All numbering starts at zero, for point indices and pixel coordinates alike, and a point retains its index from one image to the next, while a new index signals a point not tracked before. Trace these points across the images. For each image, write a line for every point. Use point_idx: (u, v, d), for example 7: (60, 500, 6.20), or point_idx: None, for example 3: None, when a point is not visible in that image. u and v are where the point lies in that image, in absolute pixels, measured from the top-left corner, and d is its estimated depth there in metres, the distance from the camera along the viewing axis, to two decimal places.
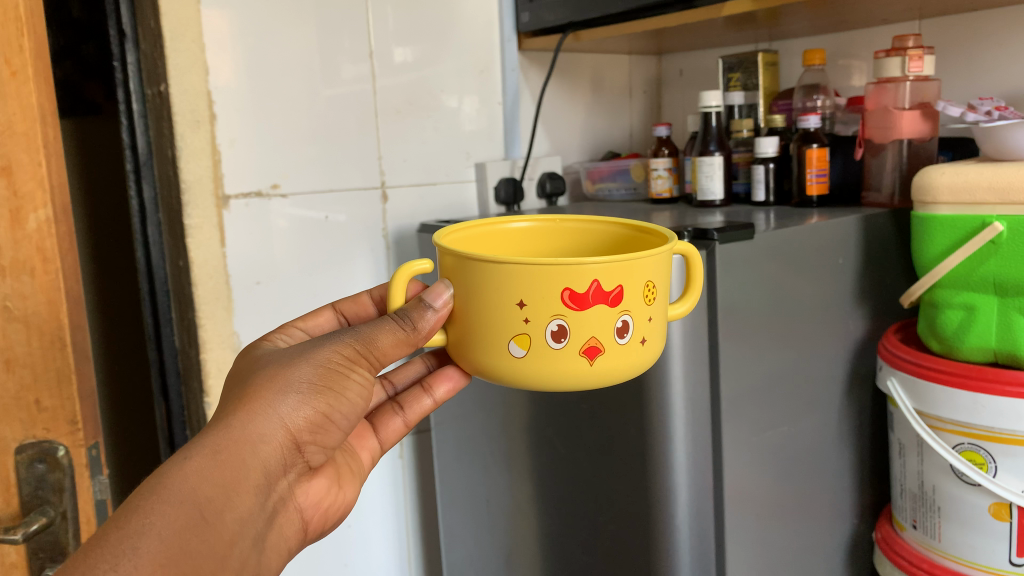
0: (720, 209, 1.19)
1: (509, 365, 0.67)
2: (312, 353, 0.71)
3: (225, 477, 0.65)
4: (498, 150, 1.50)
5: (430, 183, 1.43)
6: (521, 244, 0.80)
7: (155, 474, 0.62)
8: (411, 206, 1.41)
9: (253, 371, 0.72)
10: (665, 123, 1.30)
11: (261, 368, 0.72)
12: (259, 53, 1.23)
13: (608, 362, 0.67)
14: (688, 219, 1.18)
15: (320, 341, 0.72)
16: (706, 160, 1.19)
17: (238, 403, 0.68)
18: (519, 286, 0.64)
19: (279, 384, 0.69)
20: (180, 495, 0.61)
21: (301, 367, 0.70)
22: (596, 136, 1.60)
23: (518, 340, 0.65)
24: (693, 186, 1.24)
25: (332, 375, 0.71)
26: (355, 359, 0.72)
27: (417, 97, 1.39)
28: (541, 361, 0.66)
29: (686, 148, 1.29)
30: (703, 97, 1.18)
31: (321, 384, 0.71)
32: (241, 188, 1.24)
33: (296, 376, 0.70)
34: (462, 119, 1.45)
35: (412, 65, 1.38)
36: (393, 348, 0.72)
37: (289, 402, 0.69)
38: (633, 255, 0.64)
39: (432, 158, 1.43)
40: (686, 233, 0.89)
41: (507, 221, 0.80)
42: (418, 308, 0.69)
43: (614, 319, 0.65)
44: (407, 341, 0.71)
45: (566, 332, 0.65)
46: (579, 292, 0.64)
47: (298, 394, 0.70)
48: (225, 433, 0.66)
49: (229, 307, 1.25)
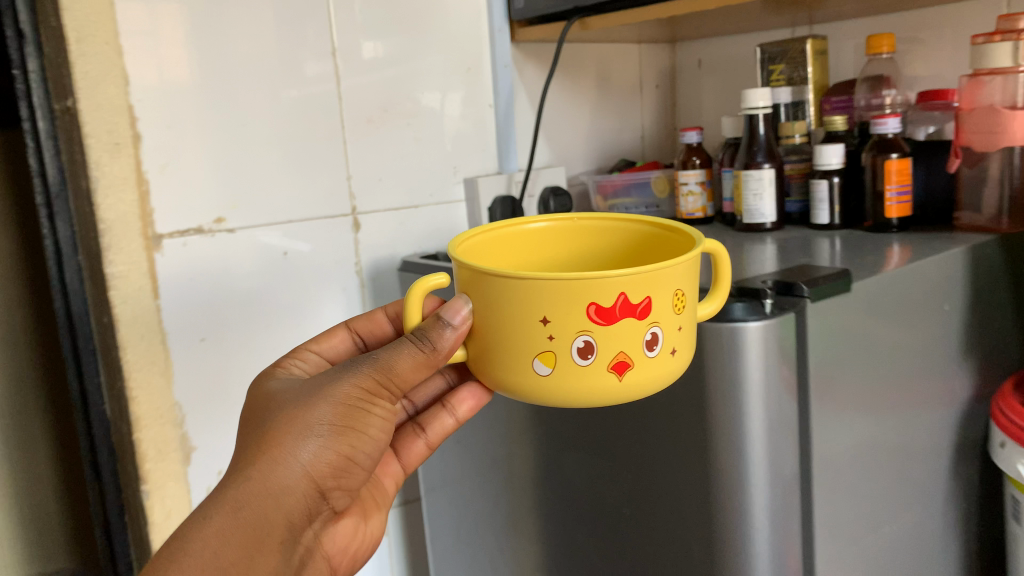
0: (774, 237, 0.96)
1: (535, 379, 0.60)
2: (330, 387, 0.66)
3: (245, 538, 0.61)
4: (490, 162, 1.26)
5: (412, 206, 1.19)
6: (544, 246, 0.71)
7: (175, 537, 0.59)
8: (389, 234, 1.17)
9: (270, 408, 0.67)
10: (696, 129, 1.08)
11: (281, 405, 0.67)
12: (193, 55, 0.98)
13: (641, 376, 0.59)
14: (735, 249, 0.95)
15: (337, 374, 0.67)
16: (755, 175, 0.97)
17: (256, 451, 0.64)
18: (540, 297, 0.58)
19: (296, 427, 0.64)
20: (201, 565, 0.58)
21: (321, 407, 0.65)
22: (604, 140, 1.35)
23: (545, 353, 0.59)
24: (736, 205, 1.01)
25: (351, 411, 0.66)
26: (375, 391, 0.67)
27: (389, 102, 1.15)
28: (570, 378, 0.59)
29: (723, 157, 1.07)
30: (748, 96, 0.96)
31: (342, 423, 0.65)
32: (176, 224, 0.99)
33: (314, 416, 0.65)
34: (446, 127, 1.21)
35: (383, 63, 1.14)
36: (411, 372, 0.65)
37: (310, 447, 0.64)
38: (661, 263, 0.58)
39: (413, 178, 1.19)
40: (767, 289, 0.67)
41: (527, 222, 0.71)
42: (435, 325, 0.63)
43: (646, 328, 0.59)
44: (426, 364, 0.65)
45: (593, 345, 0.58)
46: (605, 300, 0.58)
47: (318, 434, 0.65)
48: (244, 486, 0.62)
49: (167, 373, 1.01)
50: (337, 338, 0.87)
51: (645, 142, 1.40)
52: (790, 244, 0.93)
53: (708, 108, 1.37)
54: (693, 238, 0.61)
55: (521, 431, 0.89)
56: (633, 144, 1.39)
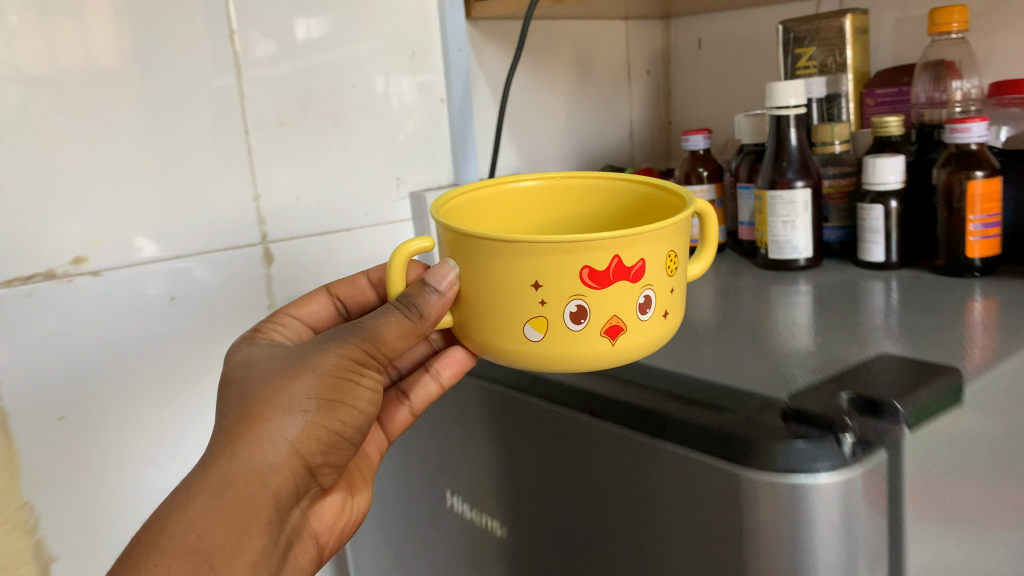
0: (806, 288, 0.72)
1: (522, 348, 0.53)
2: (314, 356, 0.55)
3: (235, 521, 0.49)
4: (441, 169, 1.01)
5: (343, 230, 0.94)
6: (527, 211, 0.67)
7: (152, 519, 0.48)
8: (312, 266, 0.92)
9: (248, 379, 0.56)
10: (704, 131, 0.82)
11: (260, 376, 0.56)
12: (22, 33, 0.70)
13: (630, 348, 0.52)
14: (752, 303, 0.71)
15: (320, 342, 0.56)
16: (786, 197, 0.73)
17: (234, 426, 0.52)
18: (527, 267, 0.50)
19: (282, 397, 0.53)
20: (184, 549, 0.47)
21: (307, 377, 0.54)
22: (585, 139, 1.10)
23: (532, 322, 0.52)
24: (757, 233, 0.78)
25: (339, 383, 0.55)
26: (364, 361, 0.56)
27: (308, 98, 0.89)
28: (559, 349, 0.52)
29: (738, 167, 0.83)
30: (776, 90, 0.72)
31: (330, 397, 0.55)
32: (15, 268, 0.72)
33: (300, 387, 0.54)
34: (383, 127, 0.96)
35: (296, 49, 0.87)
36: (399, 341, 0.56)
37: (298, 420, 0.53)
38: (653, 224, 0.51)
39: (342, 194, 0.93)
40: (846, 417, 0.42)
41: (503, 185, 0.64)
42: (420, 292, 0.55)
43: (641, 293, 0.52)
44: (415, 331, 0.56)
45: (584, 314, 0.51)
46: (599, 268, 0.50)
47: (305, 409, 0.54)
48: (227, 464, 0.50)
49: (12, 467, 0.74)
50: (317, 308, 0.76)
51: (635, 141, 1.15)
52: (827, 297, 0.69)
53: (710, 99, 1.12)
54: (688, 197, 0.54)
55: (479, 554, 0.66)
56: (620, 143, 1.14)
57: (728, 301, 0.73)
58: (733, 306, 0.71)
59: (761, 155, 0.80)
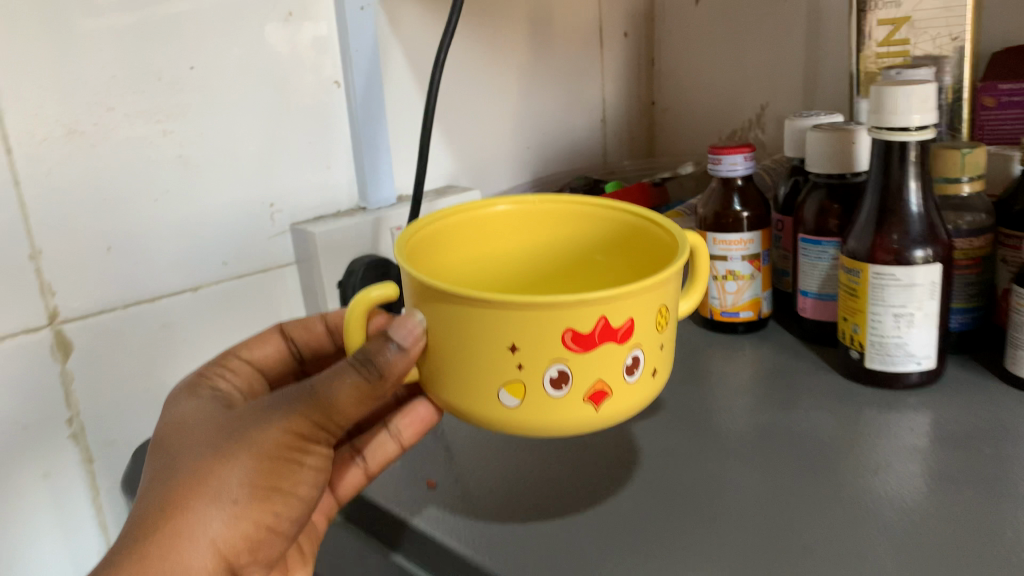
0: (925, 457, 0.42)
1: (492, 417, 0.32)
2: (248, 422, 0.38)
3: None
4: (345, 185, 0.68)
5: (189, 289, 0.60)
6: (508, 248, 0.40)
7: None
8: (142, 352, 0.59)
9: (169, 443, 0.39)
10: (745, 149, 0.53)
11: (182, 442, 0.39)
12: None
13: (628, 409, 0.32)
14: (840, 490, 0.40)
15: (258, 406, 0.39)
16: (901, 277, 0.45)
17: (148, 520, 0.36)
18: (495, 316, 0.29)
19: (198, 483, 0.36)
20: None
21: (234, 455, 0.37)
22: (543, 130, 0.79)
23: (504, 389, 0.31)
24: (840, 320, 0.49)
25: (274, 468, 0.37)
26: (313, 435, 0.38)
27: (120, 87, 0.55)
28: (534, 423, 0.31)
29: (798, 208, 0.54)
30: (892, 105, 0.43)
31: (263, 479, 0.37)
32: None
33: (220, 470, 0.37)
34: (252, 126, 0.62)
35: (92, 8, 0.52)
36: (353, 409, 0.37)
37: (219, 516, 0.36)
38: (654, 278, 0.30)
39: (187, 235, 0.60)
40: None
41: (483, 208, 0.39)
42: (375, 345, 0.33)
43: (630, 357, 0.31)
44: (374, 397, 0.36)
45: (573, 384, 0.30)
46: (613, 324, 0.30)
47: (228, 502, 0.37)
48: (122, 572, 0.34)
49: None
50: (269, 344, 0.50)
51: (608, 129, 0.85)
52: (962, 482, 0.40)
53: (712, 71, 0.82)
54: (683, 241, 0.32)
55: None
56: (587, 132, 0.83)
57: (793, 459, 0.43)
58: (811, 476, 0.41)
59: (838, 190, 0.51)
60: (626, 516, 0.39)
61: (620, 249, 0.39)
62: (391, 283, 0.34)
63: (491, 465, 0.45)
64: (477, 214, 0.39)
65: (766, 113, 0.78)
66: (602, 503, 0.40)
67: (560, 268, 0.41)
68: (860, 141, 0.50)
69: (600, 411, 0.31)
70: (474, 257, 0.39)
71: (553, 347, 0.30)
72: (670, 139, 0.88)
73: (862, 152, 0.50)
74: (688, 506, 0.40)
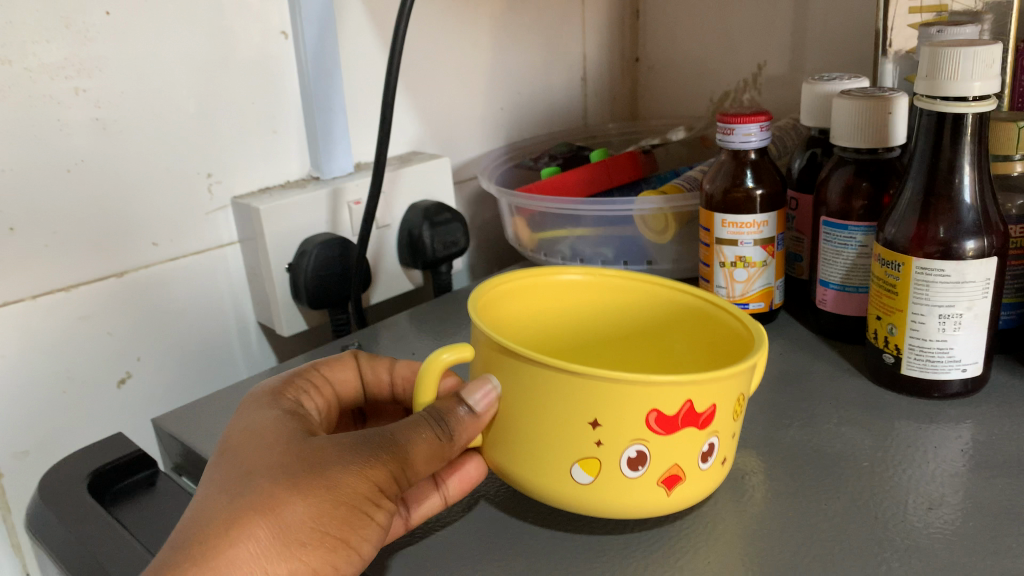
0: (983, 489, 0.35)
1: (562, 494, 0.33)
2: (327, 452, 0.32)
3: None
4: (294, 151, 0.59)
5: (113, 275, 0.52)
6: (571, 315, 0.40)
7: None
8: (55, 351, 0.50)
9: (231, 453, 0.33)
10: (761, 118, 0.46)
11: (246, 455, 0.32)
12: None
13: (694, 496, 0.34)
14: (889, 540, 0.33)
15: (334, 438, 0.33)
16: (951, 273, 0.38)
17: (189, 549, 0.29)
18: (584, 392, 0.31)
19: (263, 511, 0.30)
20: None
21: (308, 485, 0.31)
22: (519, 90, 0.71)
23: (578, 465, 0.33)
24: (873, 318, 0.43)
25: (346, 516, 0.31)
26: (390, 486, 0.32)
27: (16, 34, 0.45)
28: (604, 502, 0.33)
29: (820, 185, 0.47)
30: (949, 68, 0.35)
31: (329, 524, 0.30)
32: None
33: (290, 499, 0.30)
34: (182, 83, 0.52)
35: None
36: (424, 461, 0.33)
37: (276, 556, 0.30)
38: (735, 363, 0.32)
39: (108, 213, 0.51)
40: None
41: (555, 274, 0.40)
42: (448, 404, 0.33)
43: (704, 442, 0.33)
44: (442, 453, 0.33)
45: (651, 466, 0.32)
46: (696, 410, 0.32)
47: (291, 541, 0.30)
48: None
49: None
50: (349, 376, 0.40)
51: (588, 90, 0.77)
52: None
53: (699, 28, 0.74)
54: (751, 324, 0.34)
55: None
56: (565, 92, 0.75)
57: (828, 490, 0.36)
58: (851, 518, 0.34)
59: (868, 166, 0.45)
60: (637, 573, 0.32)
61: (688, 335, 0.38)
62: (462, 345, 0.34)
63: (475, 497, 0.38)
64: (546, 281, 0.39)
65: (762, 75, 0.71)
66: (606, 557, 0.34)
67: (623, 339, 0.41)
68: (897, 109, 0.43)
69: (670, 495, 0.33)
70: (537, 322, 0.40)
71: (636, 428, 0.31)
72: (654, 101, 0.81)
73: (899, 123, 0.43)
74: (712, 560, 0.33)
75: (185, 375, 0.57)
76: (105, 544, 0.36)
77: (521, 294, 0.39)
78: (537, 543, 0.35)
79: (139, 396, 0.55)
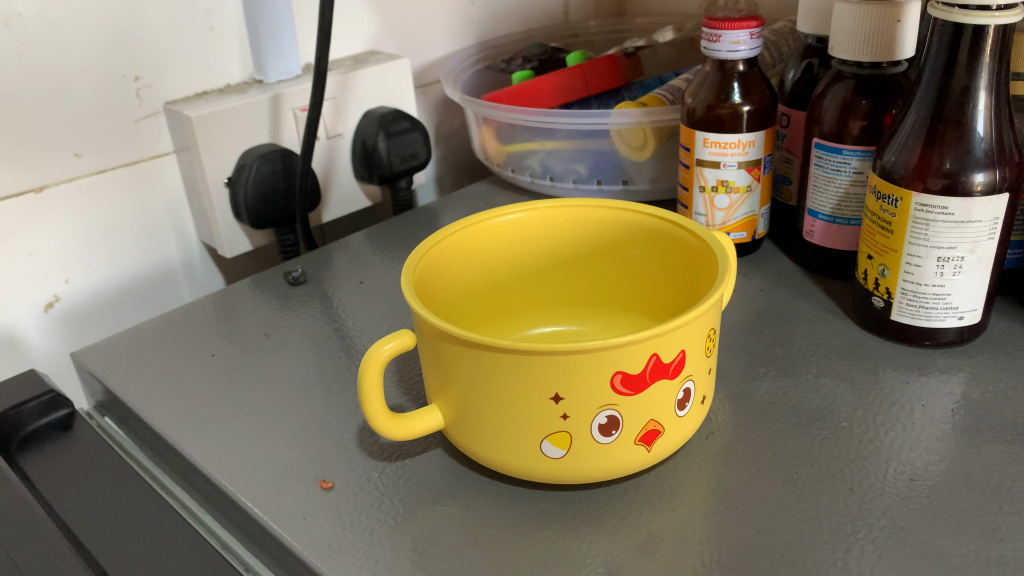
0: (972, 458, 0.32)
1: (538, 471, 0.30)
2: None
3: None
4: (237, 50, 0.53)
5: (31, 190, 0.47)
6: (518, 255, 0.36)
7: None
8: None
9: None
10: (751, 23, 0.40)
11: None
12: None
13: (677, 443, 0.31)
14: (864, 516, 0.30)
15: None
16: (954, 211, 0.34)
17: None
18: (540, 365, 0.27)
19: None
20: None
21: None
22: None
23: (546, 440, 0.29)
24: (863, 257, 0.39)
25: None
26: None
27: None
28: (584, 471, 0.30)
29: (814, 104, 0.41)
30: None
31: None
32: None
33: None
34: None
35: None
36: None
37: None
38: (702, 304, 0.28)
39: (18, 121, 0.45)
40: None
41: (492, 217, 0.35)
42: None
43: (679, 390, 0.30)
44: None
45: (625, 428, 0.29)
46: (664, 361, 0.28)
47: None
48: None
49: None
50: None
51: None
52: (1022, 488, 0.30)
53: None
54: (720, 254, 0.31)
55: None
56: None
57: (802, 455, 0.33)
58: (824, 489, 0.31)
59: (869, 83, 0.39)
60: (582, 551, 0.29)
61: (665, 263, 0.35)
62: (404, 333, 0.30)
63: (415, 452, 0.35)
64: (482, 225, 0.35)
65: None
66: (547, 526, 0.30)
67: (578, 264, 0.37)
68: (907, 18, 0.37)
69: (652, 451, 0.30)
70: (484, 270, 0.36)
71: (602, 393, 0.28)
72: None
73: (908, 34, 0.37)
74: (667, 533, 0.30)
75: (121, 298, 0.53)
76: (3, 506, 0.33)
77: (463, 247, 0.34)
78: (474, 509, 0.32)
79: (71, 321, 0.51)
